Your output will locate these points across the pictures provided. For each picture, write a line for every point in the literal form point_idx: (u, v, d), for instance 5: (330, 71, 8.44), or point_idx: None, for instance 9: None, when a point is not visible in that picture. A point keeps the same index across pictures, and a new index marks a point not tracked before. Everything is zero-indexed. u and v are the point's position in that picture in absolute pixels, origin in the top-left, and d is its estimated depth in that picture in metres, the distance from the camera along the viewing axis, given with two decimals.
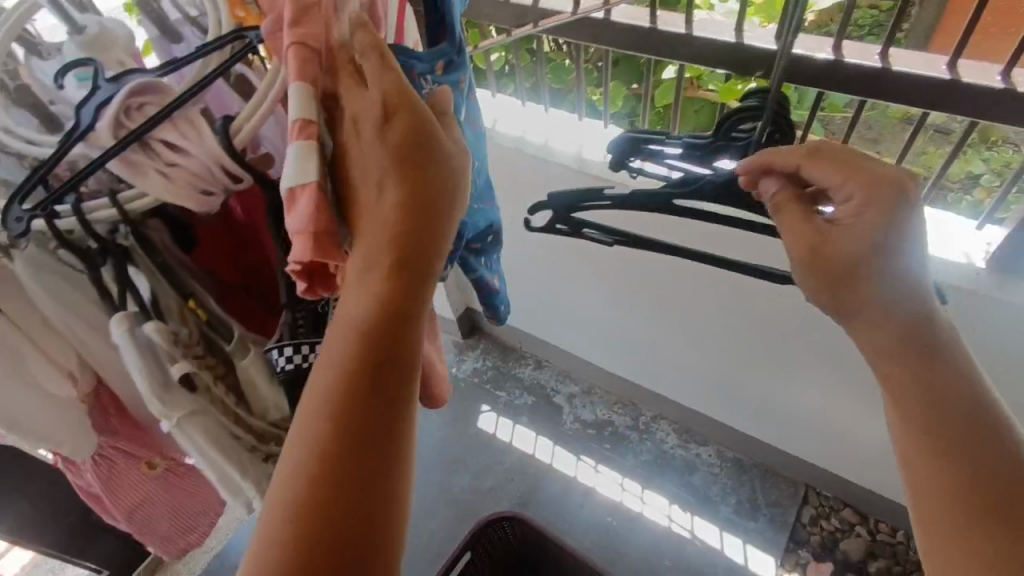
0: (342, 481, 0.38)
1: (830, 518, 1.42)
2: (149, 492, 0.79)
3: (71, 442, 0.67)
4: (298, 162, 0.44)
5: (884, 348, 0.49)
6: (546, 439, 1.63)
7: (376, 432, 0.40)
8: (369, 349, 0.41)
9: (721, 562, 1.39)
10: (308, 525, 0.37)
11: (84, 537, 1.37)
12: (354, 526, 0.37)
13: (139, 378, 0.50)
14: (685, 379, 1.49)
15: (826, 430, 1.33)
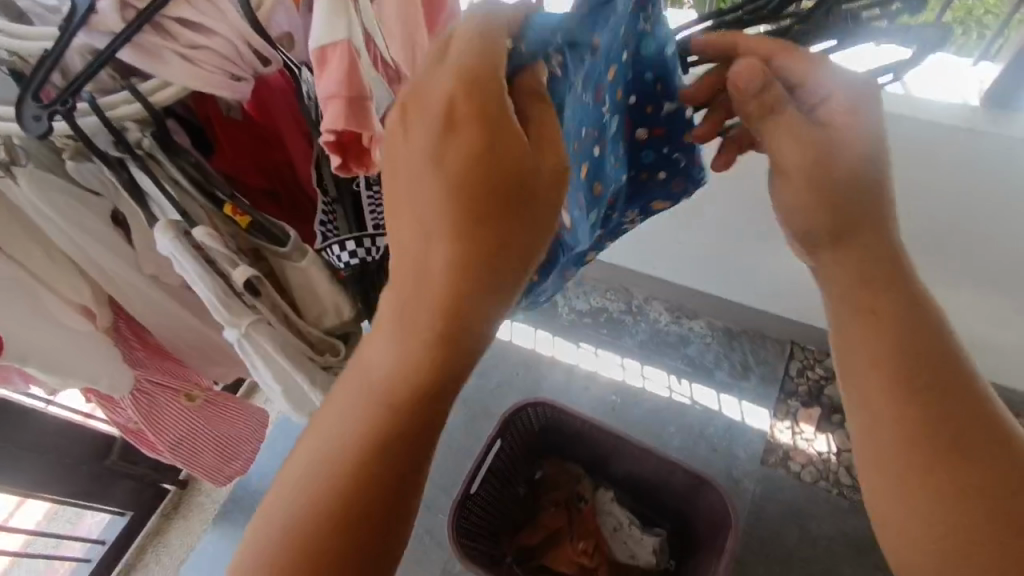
0: (367, 505, 0.40)
1: (814, 368, 1.54)
2: (191, 423, 0.82)
3: (109, 376, 0.68)
4: (328, 17, 0.45)
5: (867, 314, 0.49)
6: (545, 332, 1.67)
7: (403, 466, 0.41)
8: (411, 387, 0.41)
9: (720, 420, 1.50)
10: (340, 533, 0.40)
11: (100, 482, 1.36)
12: (367, 537, 0.40)
13: (200, 283, 0.53)
14: (676, 258, 1.53)
15: (809, 288, 1.41)
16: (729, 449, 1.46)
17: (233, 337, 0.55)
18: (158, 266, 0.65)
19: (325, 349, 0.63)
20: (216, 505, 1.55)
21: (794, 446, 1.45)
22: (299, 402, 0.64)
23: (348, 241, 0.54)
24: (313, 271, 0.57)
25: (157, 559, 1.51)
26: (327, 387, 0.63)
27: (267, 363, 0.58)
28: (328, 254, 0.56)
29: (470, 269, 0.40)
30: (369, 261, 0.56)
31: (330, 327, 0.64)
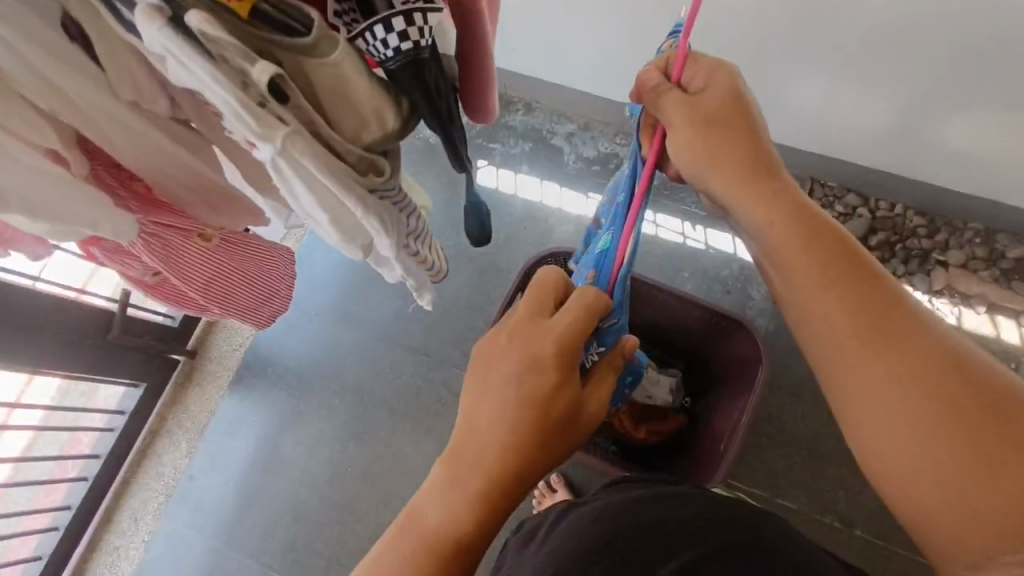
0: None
1: (834, 205, 1.47)
2: (215, 265, 0.78)
3: (108, 220, 0.62)
4: None
5: (848, 329, 0.56)
6: (551, 183, 1.59)
7: (459, 550, 0.61)
8: (479, 508, 0.61)
9: (735, 263, 1.47)
10: None
11: (110, 357, 1.34)
12: None
13: (220, 86, 0.46)
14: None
15: (834, 122, 1.30)
16: (743, 291, 1.45)
17: (271, 156, 0.49)
18: (137, 92, 0.55)
19: (370, 169, 0.56)
20: (230, 372, 1.55)
21: None
22: (350, 231, 0.60)
23: (397, 18, 0.46)
24: (349, 66, 0.47)
25: (179, 425, 1.53)
26: (379, 212, 0.57)
27: (310, 185, 0.53)
28: (367, 41, 0.47)
29: (522, 448, 0.60)
30: (422, 44, 0.47)
31: (371, 144, 0.54)
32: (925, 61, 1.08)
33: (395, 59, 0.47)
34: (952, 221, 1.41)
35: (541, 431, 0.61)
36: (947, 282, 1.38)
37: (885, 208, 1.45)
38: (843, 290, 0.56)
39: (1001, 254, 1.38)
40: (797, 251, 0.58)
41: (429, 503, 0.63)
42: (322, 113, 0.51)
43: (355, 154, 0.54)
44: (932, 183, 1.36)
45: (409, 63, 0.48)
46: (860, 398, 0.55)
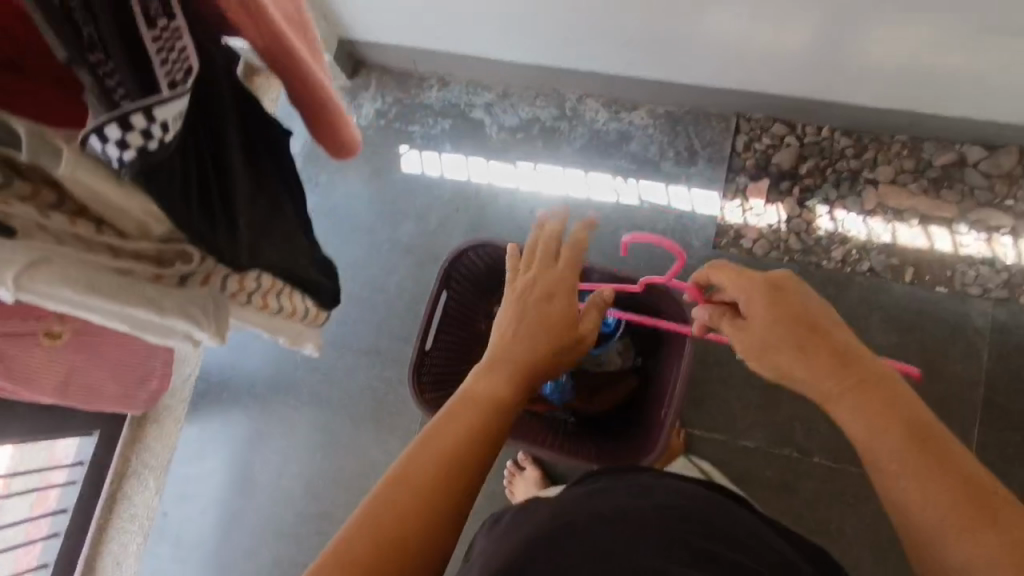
0: (451, 474, 0.61)
1: (762, 138, 1.44)
2: (69, 363, 0.78)
3: None
4: None
5: (895, 446, 0.60)
6: (476, 159, 1.54)
7: (476, 453, 0.64)
8: (493, 409, 0.68)
9: (671, 214, 1.45)
10: (434, 485, 0.60)
11: (54, 414, 1.30)
12: (456, 498, 0.61)
13: None
14: (601, 43, 1.33)
15: (752, 49, 1.24)
16: (683, 241, 1.44)
17: (13, 296, 0.47)
18: None
19: (169, 258, 0.57)
20: (185, 404, 1.52)
21: (745, 224, 1.42)
22: (157, 331, 0.58)
23: (125, 116, 0.42)
24: (81, 174, 0.47)
25: (144, 464, 1.52)
26: (176, 311, 0.56)
27: (89, 312, 0.52)
28: (91, 143, 0.43)
29: (540, 325, 0.76)
30: (150, 148, 0.44)
31: (166, 230, 0.55)
32: None
33: (128, 167, 0.44)
34: (879, 138, 1.40)
35: (555, 321, 0.76)
36: (878, 200, 1.37)
37: (812, 132, 1.42)
38: (896, 427, 0.61)
39: (929, 163, 1.37)
40: (870, 398, 0.63)
41: (452, 414, 0.66)
42: (93, 225, 0.51)
43: (147, 249, 0.55)
44: (853, 101, 1.33)
45: (143, 169, 0.45)
46: (905, 525, 0.61)
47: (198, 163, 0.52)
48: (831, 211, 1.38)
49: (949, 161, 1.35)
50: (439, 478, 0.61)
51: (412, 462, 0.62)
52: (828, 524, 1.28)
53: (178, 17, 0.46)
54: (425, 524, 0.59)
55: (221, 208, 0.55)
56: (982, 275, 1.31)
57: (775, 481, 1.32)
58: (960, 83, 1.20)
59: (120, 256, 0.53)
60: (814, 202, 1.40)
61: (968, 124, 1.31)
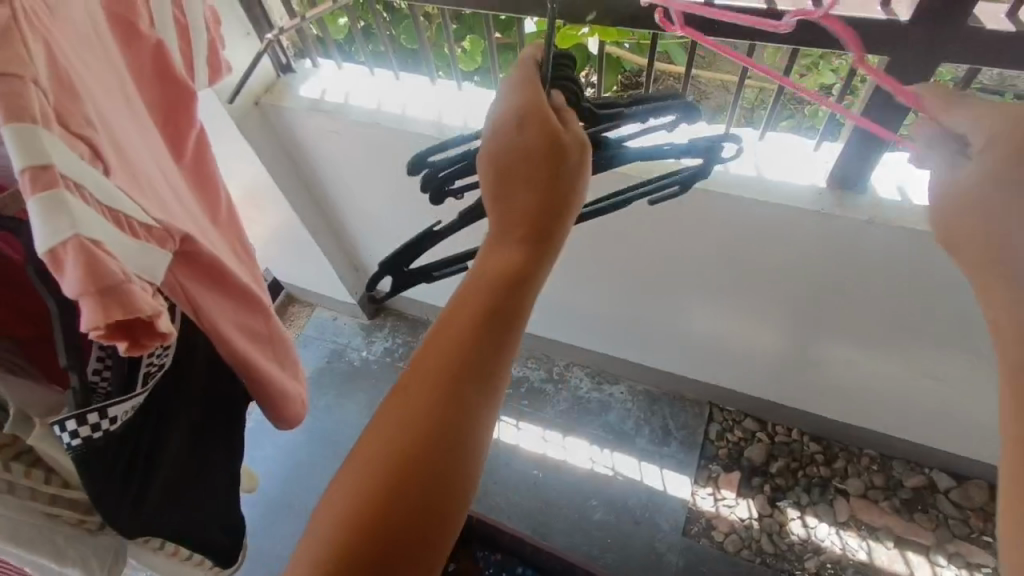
0: (417, 448, 0.43)
1: (734, 430, 1.51)
2: None
3: None
4: (45, 219, 0.36)
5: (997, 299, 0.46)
6: None
7: (444, 419, 0.43)
8: (463, 350, 0.45)
9: (642, 490, 1.47)
10: (404, 461, 0.42)
11: None
12: (426, 469, 0.42)
13: None
14: (590, 327, 1.50)
15: (719, 353, 1.38)
16: (652, 521, 1.43)
17: None
18: None
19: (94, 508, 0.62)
20: None
21: (717, 514, 1.41)
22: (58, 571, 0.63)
23: (89, 414, 0.49)
24: (43, 445, 0.55)
25: None
26: (79, 557, 0.61)
27: None
28: (56, 430, 0.48)
29: (536, 192, 0.48)
30: (95, 438, 0.50)
31: None
32: (775, 311, 1.19)
33: (79, 448, 0.50)
34: (848, 447, 1.44)
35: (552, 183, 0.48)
36: (851, 513, 1.36)
37: (782, 431, 1.49)
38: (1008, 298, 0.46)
39: (900, 483, 1.38)
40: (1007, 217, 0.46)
41: (424, 356, 0.46)
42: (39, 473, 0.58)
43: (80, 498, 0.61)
44: (818, 411, 1.41)
45: (87, 452, 0.50)
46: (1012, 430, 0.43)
47: (139, 442, 0.56)
48: (802, 515, 1.38)
49: (919, 484, 1.37)
50: (417, 426, 0.43)
51: (374, 440, 0.44)
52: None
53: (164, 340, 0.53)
54: (411, 483, 0.42)
55: (139, 482, 0.56)
56: None
57: None
58: (919, 416, 1.26)
59: (54, 504, 0.59)
60: (784, 503, 1.40)
61: (933, 453, 1.35)
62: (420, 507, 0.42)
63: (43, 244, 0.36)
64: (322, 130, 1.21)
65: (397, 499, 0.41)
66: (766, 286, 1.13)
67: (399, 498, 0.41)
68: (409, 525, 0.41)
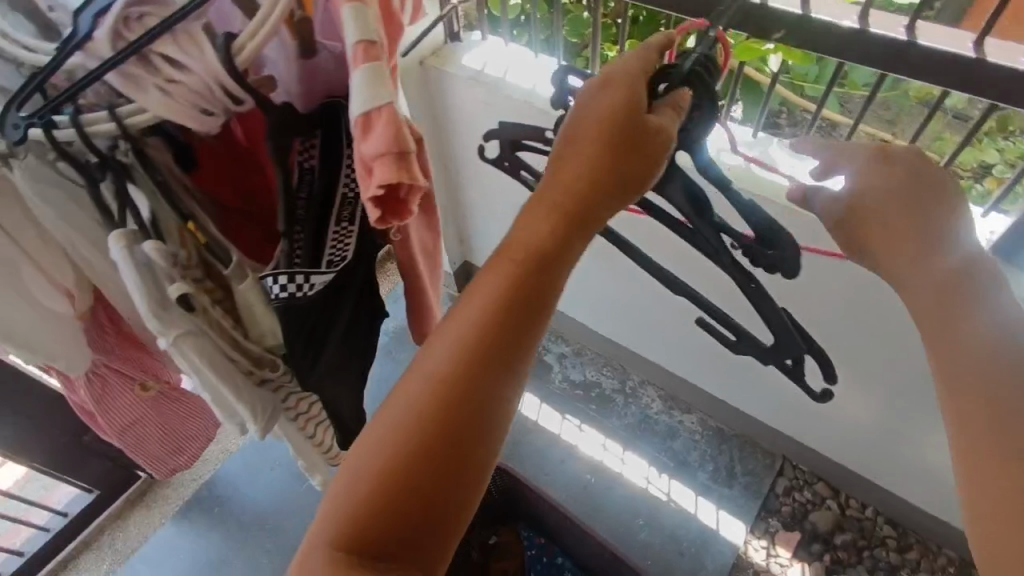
0: (467, 385, 0.50)
1: (803, 490, 1.45)
2: (140, 412, 0.82)
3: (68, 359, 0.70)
4: (368, 85, 0.48)
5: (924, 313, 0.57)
6: (533, 396, 1.67)
7: (491, 360, 0.51)
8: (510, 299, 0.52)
9: (693, 525, 1.43)
10: (453, 395, 0.50)
11: (73, 458, 1.40)
12: (471, 404, 0.50)
13: (138, 295, 0.53)
14: (681, 349, 1.48)
15: (809, 407, 1.33)
16: (697, 556, 1.40)
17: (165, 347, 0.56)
18: None
19: (263, 363, 0.67)
20: (179, 501, 1.58)
21: (766, 568, 1.36)
22: (224, 411, 0.66)
23: (295, 275, 0.57)
24: (251, 295, 0.58)
25: (111, 543, 1.54)
26: (248, 402, 0.65)
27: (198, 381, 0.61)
28: (269, 282, 0.57)
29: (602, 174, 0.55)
30: (299, 297, 0.58)
31: (275, 343, 0.65)
32: (885, 376, 1.13)
33: (287, 298, 0.57)
34: (925, 541, 1.36)
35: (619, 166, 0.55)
36: None
37: (856, 506, 1.42)
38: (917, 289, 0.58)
39: None
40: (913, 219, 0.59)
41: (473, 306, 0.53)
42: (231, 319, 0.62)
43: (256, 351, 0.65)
44: (902, 495, 1.33)
45: (289, 307, 0.58)
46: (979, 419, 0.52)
47: (323, 313, 0.62)
48: None
49: None
50: (458, 365, 0.51)
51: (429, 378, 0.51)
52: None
53: (353, 225, 0.62)
54: (460, 415, 0.50)
55: (316, 348, 0.64)
56: None
57: None
58: None
59: (236, 349, 0.64)
60: None
61: None
62: (467, 432, 0.49)
63: (365, 106, 0.48)
64: (474, 99, 1.26)
65: (437, 444, 0.49)
66: (884, 348, 1.09)
67: (451, 424, 0.49)
68: (446, 474, 0.49)
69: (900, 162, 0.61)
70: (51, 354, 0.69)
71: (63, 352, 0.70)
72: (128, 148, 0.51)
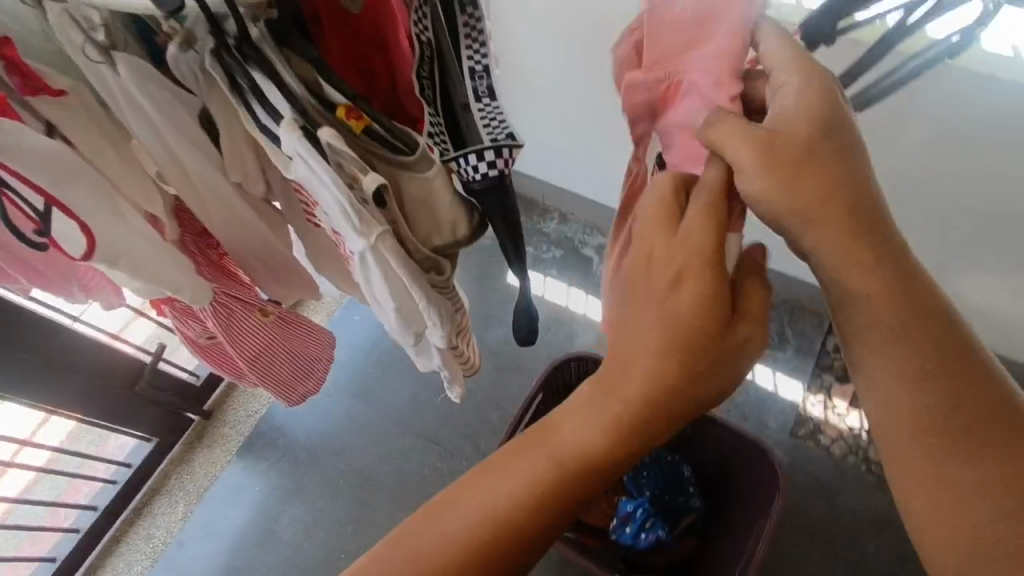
0: (539, 510, 0.51)
1: None
2: (267, 339, 0.79)
3: (191, 288, 0.65)
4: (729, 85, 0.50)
5: (918, 366, 0.47)
6: (578, 289, 1.64)
7: (563, 499, 0.51)
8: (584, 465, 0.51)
9: (752, 390, 1.49)
10: (524, 513, 0.51)
11: (126, 408, 1.35)
12: (537, 528, 0.52)
13: (331, 186, 0.49)
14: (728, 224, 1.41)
15: None
16: (759, 418, 1.46)
17: (361, 249, 0.53)
18: (243, 174, 0.61)
19: (432, 267, 0.60)
20: (240, 438, 1.53)
21: (826, 419, 1.44)
22: (408, 319, 0.63)
23: (485, 151, 0.52)
24: (437, 182, 0.53)
25: (180, 486, 1.51)
26: (439, 307, 0.60)
27: (388, 282, 0.56)
28: (458, 163, 0.53)
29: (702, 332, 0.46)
30: (505, 174, 0.53)
31: (441, 245, 0.58)
32: None
33: (483, 180, 0.53)
34: None
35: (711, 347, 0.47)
36: None
37: None
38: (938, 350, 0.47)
39: None
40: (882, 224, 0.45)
41: (550, 452, 0.51)
42: (405, 218, 0.55)
43: (424, 255, 0.58)
44: None
45: (492, 187, 0.53)
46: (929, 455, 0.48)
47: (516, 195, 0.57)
48: None
49: None
50: (538, 493, 0.51)
51: (501, 499, 0.51)
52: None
53: (498, 100, 0.55)
54: (522, 535, 0.51)
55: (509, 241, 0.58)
56: None
57: None
58: None
59: (417, 254, 0.58)
60: None
61: None
62: (524, 545, 0.52)
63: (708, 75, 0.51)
64: None
65: (498, 552, 0.51)
66: None
67: (517, 537, 0.51)
68: (506, 568, 0.52)
69: (783, 121, 0.44)
70: (163, 281, 0.62)
71: (176, 274, 0.63)
72: (260, 26, 0.48)
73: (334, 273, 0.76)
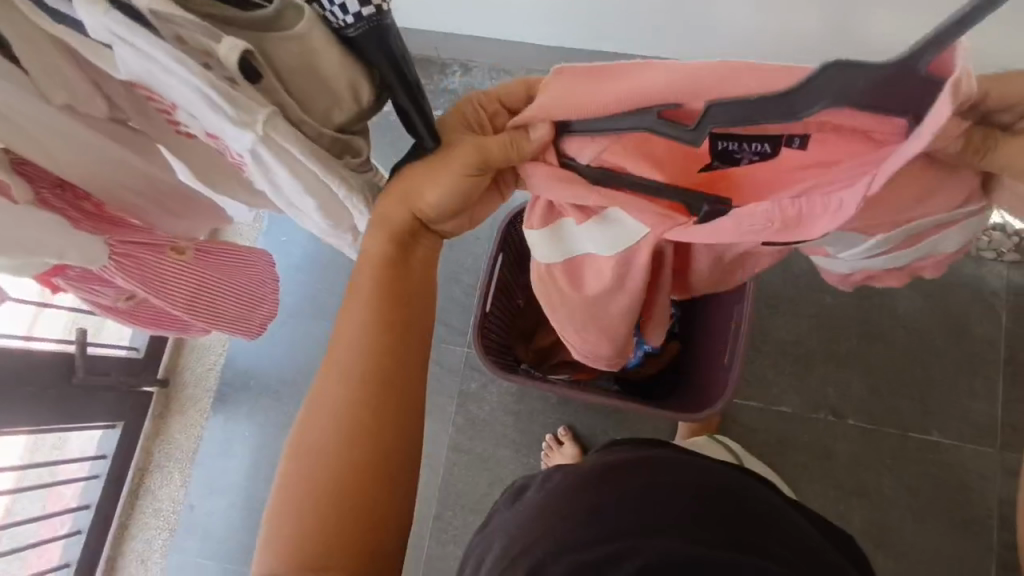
0: (376, 398, 0.57)
1: None
2: (197, 277, 0.69)
3: (75, 247, 0.57)
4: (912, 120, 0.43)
5: None
6: None
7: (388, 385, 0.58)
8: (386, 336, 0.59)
9: None
10: (365, 407, 0.57)
11: (73, 405, 1.25)
12: (384, 413, 0.57)
13: (177, 69, 0.41)
14: (647, 23, 1.11)
15: None
16: None
17: (252, 144, 0.45)
18: (69, 93, 0.50)
19: (346, 147, 0.51)
20: (209, 393, 1.46)
21: None
22: (334, 215, 0.56)
23: None
24: (311, 36, 0.41)
25: (170, 458, 1.44)
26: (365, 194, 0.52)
27: (294, 172, 0.48)
28: (323, 6, 0.41)
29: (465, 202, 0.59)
30: (385, 10, 0.41)
31: (346, 121, 0.49)
32: None
33: (356, 24, 0.41)
34: None
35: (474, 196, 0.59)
36: None
37: None
38: None
39: None
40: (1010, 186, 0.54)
41: (355, 338, 0.59)
42: (289, 94, 0.45)
43: (326, 136, 0.49)
44: None
45: (371, 32, 0.41)
46: None
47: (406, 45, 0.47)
48: None
49: None
50: (365, 386, 0.57)
51: (335, 403, 0.57)
52: (868, 493, 1.21)
53: None
54: (381, 425, 0.57)
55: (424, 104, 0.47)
56: (996, 240, 1.21)
57: (813, 444, 1.23)
58: None
59: (319, 138, 0.48)
60: None
61: None
62: (384, 432, 0.57)
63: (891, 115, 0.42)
64: None
65: (371, 447, 0.56)
66: None
67: (374, 432, 0.56)
68: (379, 461, 0.56)
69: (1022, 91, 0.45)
70: (29, 245, 0.53)
71: (44, 238, 0.54)
72: None
73: (233, 187, 0.64)
